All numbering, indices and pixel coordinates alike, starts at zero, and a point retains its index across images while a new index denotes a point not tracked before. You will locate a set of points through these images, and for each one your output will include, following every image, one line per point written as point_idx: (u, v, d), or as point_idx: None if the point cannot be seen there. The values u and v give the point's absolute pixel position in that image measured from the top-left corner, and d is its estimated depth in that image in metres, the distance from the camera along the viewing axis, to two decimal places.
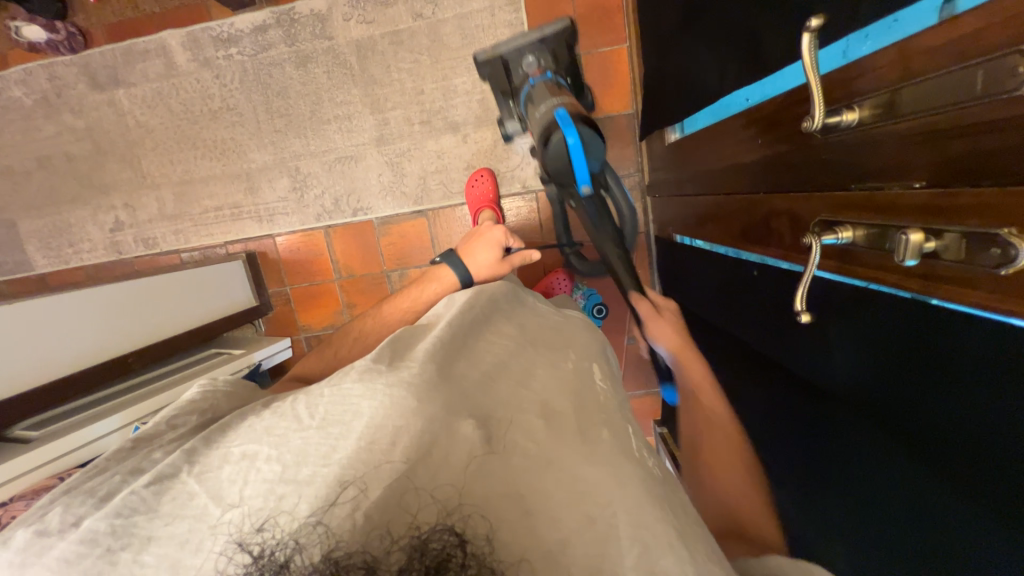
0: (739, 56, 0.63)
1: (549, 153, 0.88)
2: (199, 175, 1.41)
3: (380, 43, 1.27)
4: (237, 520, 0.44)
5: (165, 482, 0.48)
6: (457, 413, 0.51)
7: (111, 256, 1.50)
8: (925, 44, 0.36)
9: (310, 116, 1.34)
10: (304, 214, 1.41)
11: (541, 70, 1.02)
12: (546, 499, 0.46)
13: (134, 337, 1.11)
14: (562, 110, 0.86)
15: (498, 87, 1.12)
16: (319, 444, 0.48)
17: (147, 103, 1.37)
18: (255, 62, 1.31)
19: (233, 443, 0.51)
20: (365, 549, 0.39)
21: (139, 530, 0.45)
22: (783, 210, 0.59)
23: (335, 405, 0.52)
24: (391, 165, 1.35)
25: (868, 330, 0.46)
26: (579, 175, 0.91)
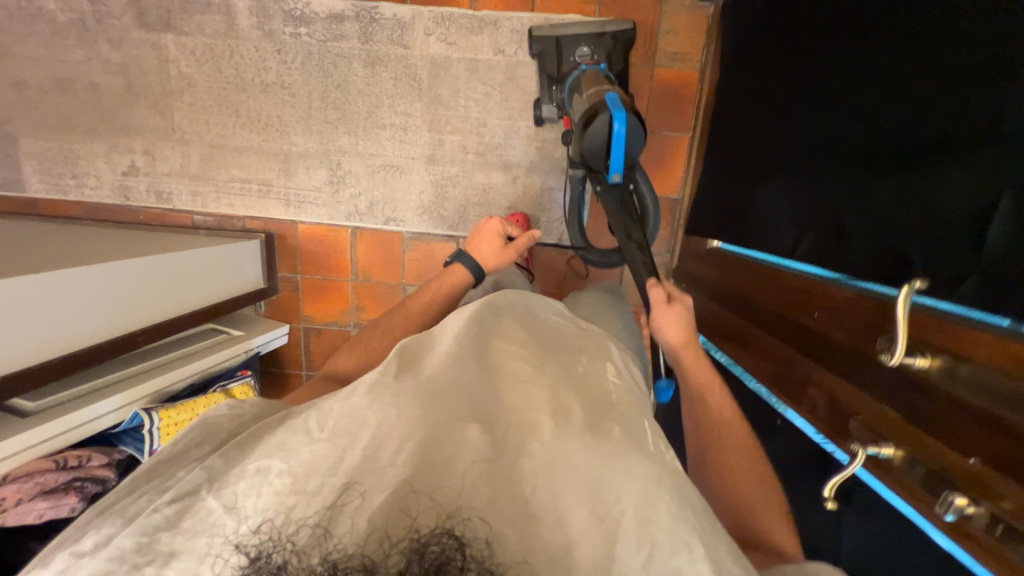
0: (817, 228, 0.69)
1: (595, 130, 0.90)
2: (234, 144, 1.35)
3: (455, 67, 1.26)
4: (244, 522, 0.44)
5: (186, 499, 0.46)
6: (459, 420, 0.53)
7: (115, 199, 1.41)
8: (1004, 346, 0.43)
9: (365, 117, 1.31)
10: (334, 209, 1.38)
11: (594, 61, 1.10)
12: (546, 505, 0.47)
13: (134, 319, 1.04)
14: (614, 96, 0.90)
15: (546, 70, 1.17)
16: (328, 453, 0.48)
17: (196, 57, 1.30)
18: (323, 48, 1.27)
19: (249, 459, 0.49)
20: (363, 552, 0.40)
21: (162, 547, 0.43)
22: (825, 386, 0.65)
23: (344, 416, 0.52)
24: (435, 186, 1.35)
25: (895, 539, 0.52)
26: (614, 164, 0.93)
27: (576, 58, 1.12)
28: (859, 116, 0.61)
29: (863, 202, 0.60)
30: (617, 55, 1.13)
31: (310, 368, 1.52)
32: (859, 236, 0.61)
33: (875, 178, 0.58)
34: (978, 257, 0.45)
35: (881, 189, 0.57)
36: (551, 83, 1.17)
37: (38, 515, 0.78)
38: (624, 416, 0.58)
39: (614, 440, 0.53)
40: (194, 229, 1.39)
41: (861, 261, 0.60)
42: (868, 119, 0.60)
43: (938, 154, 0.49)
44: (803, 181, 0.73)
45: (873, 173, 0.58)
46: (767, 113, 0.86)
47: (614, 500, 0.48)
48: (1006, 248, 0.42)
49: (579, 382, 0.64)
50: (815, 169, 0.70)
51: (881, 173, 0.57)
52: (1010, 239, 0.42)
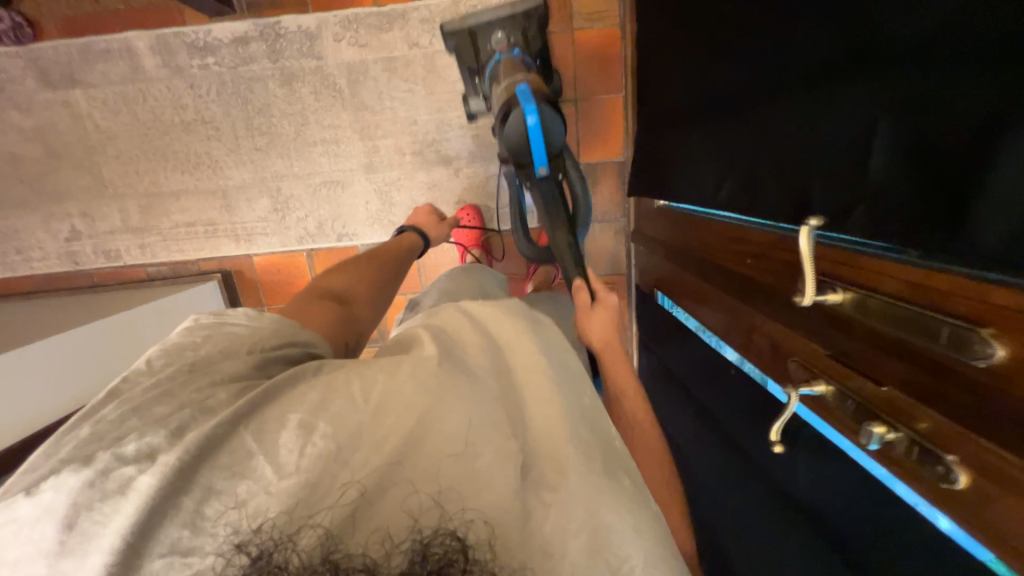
0: (749, 152, 0.64)
1: (512, 125, 0.87)
2: (170, 189, 1.32)
3: (373, 69, 1.23)
4: (267, 495, 0.40)
5: (233, 431, 0.43)
6: (498, 424, 0.47)
7: (65, 266, 1.39)
8: (903, 271, 0.42)
9: (294, 138, 1.28)
10: (284, 235, 1.37)
11: (508, 47, 1.03)
12: (552, 522, 0.43)
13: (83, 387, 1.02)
14: (524, 87, 0.88)
15: (466, 63, 1.10)
16: (373, 431, 0.44)
17: (109, 107, 1.25)
18: (235, 75, 1.23)
19: (291, 408, 0.45)
20: (365, 551, 0.38)
21: (198, 481, 0.40)
22: (766, 332, 0.65)
23: (396, 395, 0.47)
24: (379, 194, 1.33)
25: (842, 479, 0.53)
26: (536, 156, 0.91)
27: (492, 45, 1.06)
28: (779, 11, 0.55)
29: (795, 107, 0.53)
30: (533, 36, 1.07)
31: None
32: (778, 167, 0.58)
33: (807, 72, 0.51)
34: (926, 133, 0.38)
35: (790, 126, 0.55)
36: (474, 77, 1.12)
37: None
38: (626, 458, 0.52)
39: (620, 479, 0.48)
40: (151, 281, 1.38)
41: (799, 176, 0.54)
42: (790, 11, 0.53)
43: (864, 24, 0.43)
44: (726, 111, 0.69)
45: (802, 68, 0.52)
46: (685, 55, 0.83)
47: (621, 553, 0.43)
48: (954, 111, 0.35)
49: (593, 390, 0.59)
50: (742, 85, 0.64)
51: (812, 66, 0.50)
52: (956, 94, 0.35)
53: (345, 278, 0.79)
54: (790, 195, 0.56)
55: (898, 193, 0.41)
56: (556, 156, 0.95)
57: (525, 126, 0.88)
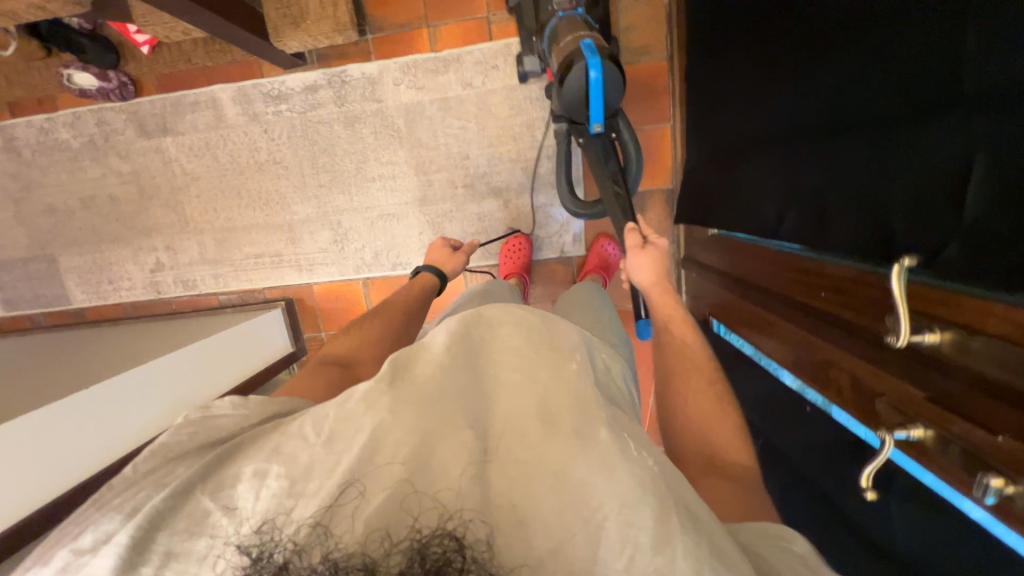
0: (813, 168, 0.64)
1: (575, 79, 0.84)
2: (242, 224, 1.44)
3: (429, 109, 1.30)
4: (242, 527, 0.43)
5: (185, 493, 0.46)
6: (454, 428, 0.50)
7: (149, 295, 1.52)
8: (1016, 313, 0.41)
9: (355, 175, 1.36)
10: (343, 265, 1.44)
11: (572, 6, 0.95)
12: (539, 506, 0.44)
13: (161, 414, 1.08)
14: (587, 41, 0.85)
15: (525, 23, 1.08)
16: (325, 460, 0.46)
17: (194, 152, 1.39)
18: (304, 119, 1.34)
19: (245, 460, 0.48)
20: (364, 551, 0.39)
21: (158, 547, 0.43)
22: (844, 368, 0.62)
23: (339, 420, 0.50)
24: (432, 225, 1.38)
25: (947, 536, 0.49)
26: (594, 114, 0.89)
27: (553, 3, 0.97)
28: (847, 30, 0.56)
29: (864, 124, 0.54)
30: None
31: None
32: (847, 195, 0.58)
33: (879, 90, 0.52)
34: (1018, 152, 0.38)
35: (857, 156, 0.55)
36: (531, 35, 1.09)
37: None
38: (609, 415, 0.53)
39: (594, 438, 0.49)
40: (222, 309, 1.48)
41: (869, 194, 0.55)
42: (861, 28, 0.54)
43: (953, 44, 0.43)
44: (786, 134, 0.69)
45: (876, 82, 0.52)
46: (737, 83, 0.84)
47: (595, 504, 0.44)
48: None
49: (563, 368, 0.59)
50: (801, 102, 0.65)
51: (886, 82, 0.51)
52: None
53: (353, 341, 0.83)
54: (857, 211, 0.57)
55: (977, 207, 0.42)
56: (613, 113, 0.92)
57: (586, 83, 0.85)
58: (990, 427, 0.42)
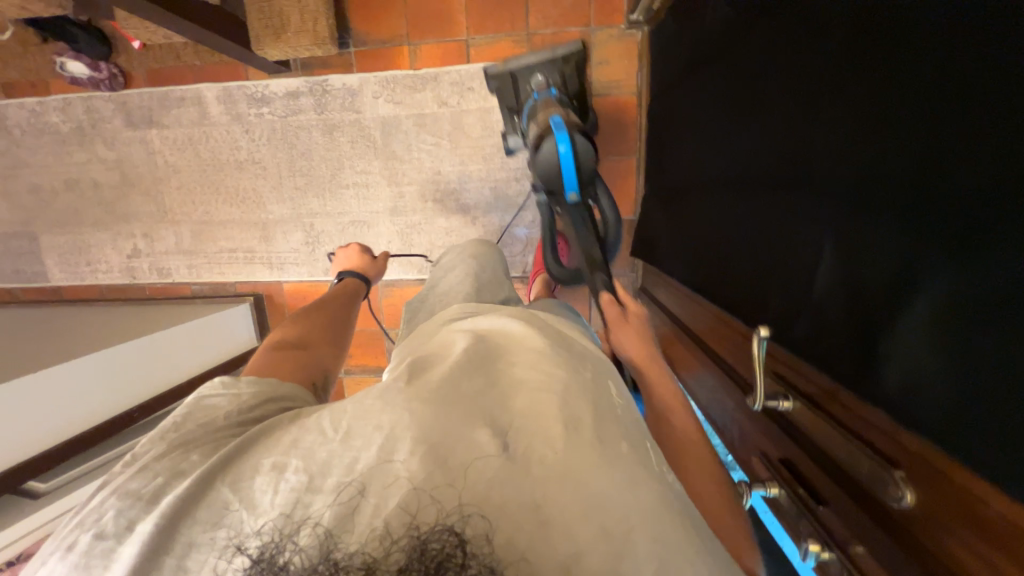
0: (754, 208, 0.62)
1: (546, 151, 0.88)
2: (219, 218, 1.48)
3: (405, 123, 1.34)
4: (249, 520, 0.43)
5: (202, 486, 0.46)
6: (470, 424, 0.47)
7: (125, 279, 1.56)
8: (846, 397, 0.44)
9: (330, 180, 1.41)
10: (313, 266, 1.48)
11: (546, 87, 1.07)
12: (562, 509, 0.42)
13: (130, 392, 1.09)
14: (556, 118, 0.89)
15: (505, 104, 1.17)
16: (342, 456, 0.45)
17: (177, 146, 1.43)
18: (284, 123, 1.38)
19: (264, 452, 0.47)
20: (365, 548, 0.40)
21: (180, 537, 0.43)
22: (734, 421, 0.66)
23: (358, 415, 0.48)
24: (401, 235, 1.42)
25: None
26: (568, 182, 0.90)
27: (530, 86, 1.10)
28: (787, 66, 0.55)
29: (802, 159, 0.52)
30: (572, 77, 1.12)
31: None
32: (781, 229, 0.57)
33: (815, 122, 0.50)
34: (939, 169, 0.36)
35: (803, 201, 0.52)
36: (512, 115, 1.18)
37: None
38: (627, 428, 0.52)
39: (616, 450, 0.47)
40: (193, 299, 1.52)
41: (802, 233, 0.52)
42: (798, 62, 0.53)
43: (875, 67, 0.42)
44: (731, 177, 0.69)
45: (812, 115, 0.51)
46: (692, 130, 0.86)
47: (619, 517, 0.42)
48: (968, 151, 0.34)
49: (588, 378, 0.57)
50: (750, 141, 0.64)
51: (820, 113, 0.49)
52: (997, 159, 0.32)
53: (301, 329, 0.79)
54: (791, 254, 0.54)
55: (891, 240, 0.40)
56: (589, 182, 0.93)
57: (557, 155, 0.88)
58: (830, 503, 0.45)
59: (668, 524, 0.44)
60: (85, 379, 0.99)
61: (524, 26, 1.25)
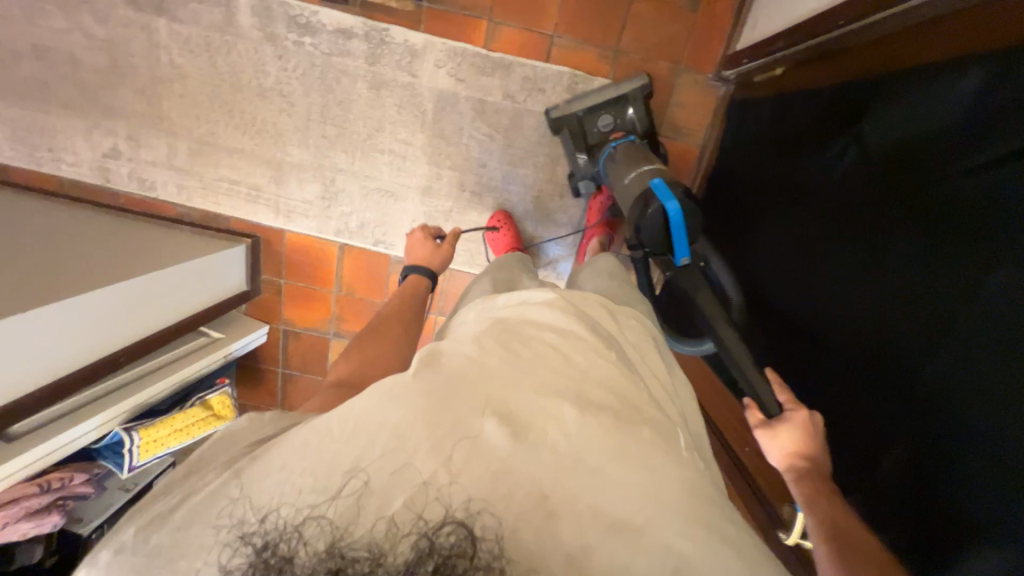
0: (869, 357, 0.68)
1: (648, 224, 0.82)
2: (225, 144, 1.31)
3: (462, 104, 1.24)
4: (241, 515, 0.45)
5: (214, 492, 0.47)
6: (478, 412, 0.51)
7: (95, 180, 1.36)
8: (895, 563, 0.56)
9: (364, 140, 1.29)
10: (324, 223, 1.38)
11: (621, 133, 1.13)
12: (573, 505, 0.48)
13: (108, 338, 1.00)
14: (657, 180, 0.83)
15: (570, 145, 1.19)
16: (350, 451, 0.48)
17: (190, 47, 1.23)
18: (326, 61, 1.22)
19: (273, 454, 0.49)
20: (372, 544, 0.43)
21: (192, 541, 0.44)
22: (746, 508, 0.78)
23: (362, 414, 0.50)
24: (428, 217, 1.35)
25: None
26: (679, 248, 0.83)
27: (600, 130, 1.16)
28: (939, 254, 0.58)
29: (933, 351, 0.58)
30: (642, 116, 1.14)
31: (286, 368, 1.56)
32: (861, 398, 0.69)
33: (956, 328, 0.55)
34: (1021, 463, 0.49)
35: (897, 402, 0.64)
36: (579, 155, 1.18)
37: (22, 534, 0.89)
38: (650, 417, 0.58)
39: (636, 443, 0.52)
40: (179, 223, 1.37)
41: (910, 415, 0.62)
42: (934, 269, 0.58)
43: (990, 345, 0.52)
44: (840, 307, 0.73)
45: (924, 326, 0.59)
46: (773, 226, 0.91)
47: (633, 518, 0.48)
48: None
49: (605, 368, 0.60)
50: (871, 291, 0.68)
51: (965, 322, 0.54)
52: None
53: (353, 360, 0.79)
54: (906, 416, 0.62)
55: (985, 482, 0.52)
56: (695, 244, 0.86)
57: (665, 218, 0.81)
58: None
59: (690, 504, 0.50)
60: (61, 324, 0.89)
61: (614, 40, 1.18)
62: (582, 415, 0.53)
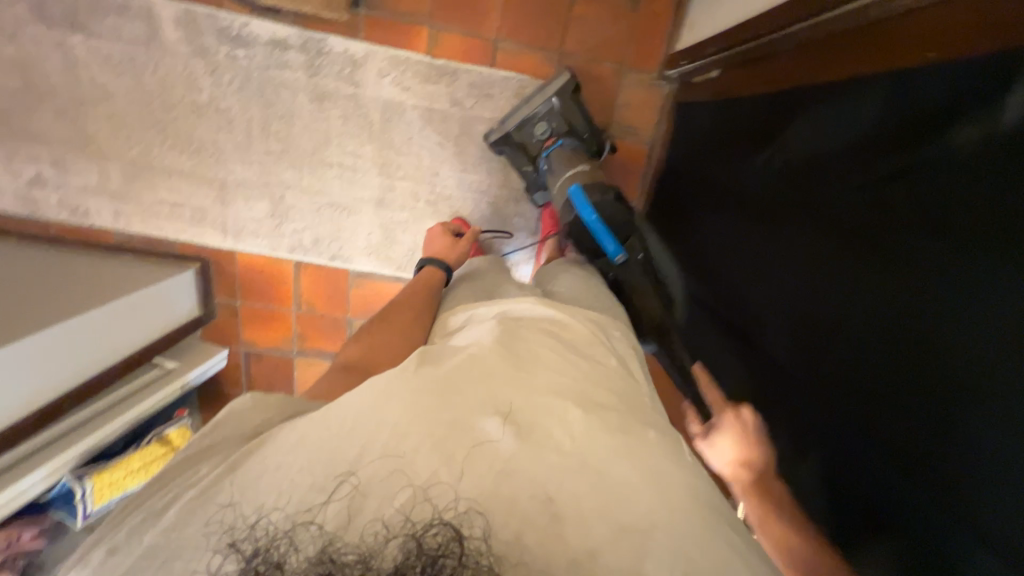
0: (796, 360, 0.67)
1: (582, 234, 1.01)
2: (161, 165, 1.25)
3: (409, 113, 1.22)
4: (234, 518, 0.46)
5: (208, 493, 0.48)
6: (481, 411, 0.53)
7: (19, 209, 1.27)
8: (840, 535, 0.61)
9: (310, 154, 1.25)
10: (276, 241, 1.34)
11: (553, 140, 1.12)
12: (573, 501, 0.48)
13: (48, 383, 0.95)
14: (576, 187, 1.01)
15: (518, 164, 1.20)
16: (350, 450, 0.49)
17: (112, 65, 1.16)
18: (263, 75, 1.18)
19: (270, 453, 0.51)
20: (361, 543, 0.43)
21: (183, 547, 0.44)
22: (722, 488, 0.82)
23: (362, 414, 0.52)
24: (384, 229, 1.33)
25: None
26: (608, 246, 0.97)
27: (537, 139, 1.14)
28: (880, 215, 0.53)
29: (873, 317, 0.54)
30: (575, 116, 1.13)
31: (250, 391, 1.52)
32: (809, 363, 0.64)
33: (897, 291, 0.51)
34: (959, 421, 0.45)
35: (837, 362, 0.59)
36: (528, 171, 1.20)
37: None
38: (649, 417, 0.61)
39: (639, 436, 0.56)
40: (120, 250, 1.30)
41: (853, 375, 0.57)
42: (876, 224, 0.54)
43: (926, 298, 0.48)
44: (772, 309, 0.72)
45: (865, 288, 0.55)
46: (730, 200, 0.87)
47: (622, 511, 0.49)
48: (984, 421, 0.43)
49: (600, 372, 0.65)
50: (816, 258, 0.63)
51: (881, 318, 0.53)
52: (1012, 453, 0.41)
53: (360, 350, 0.83)
54: (848, 385, 0.58)
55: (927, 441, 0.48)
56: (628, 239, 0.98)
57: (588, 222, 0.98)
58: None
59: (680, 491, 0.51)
60: None
61: (558, 42, 1.17)
62: (586, 412, 0.56)
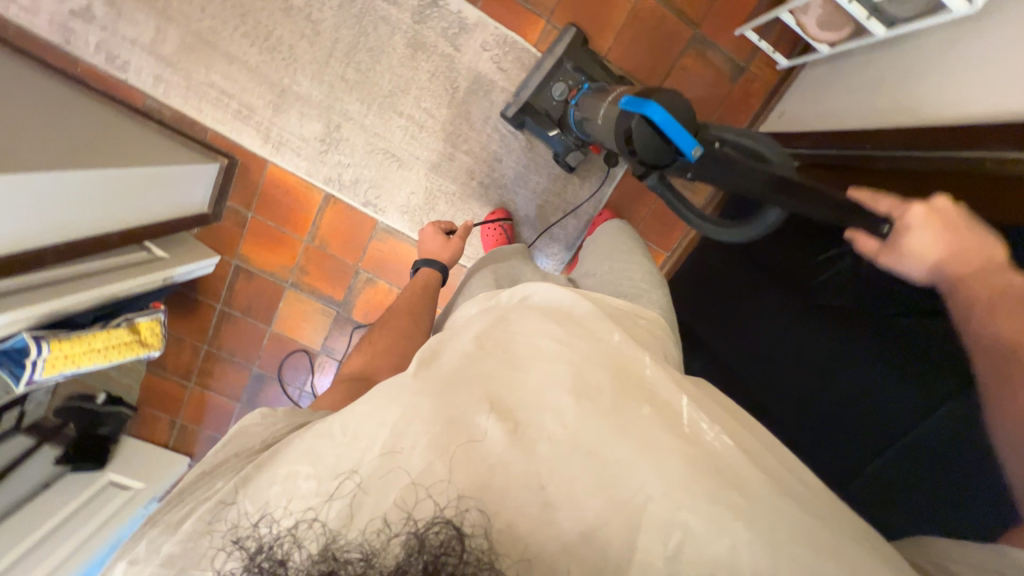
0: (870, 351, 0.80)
1: (640, 137, 0.66)
2: (226, 48, 1.17)
3: (496, 94, 1.22)
4: (241, 525, 0.46)
5: (219, 505, 0.48)
6: (474, 406, 0.50)
7: (49, 35, 1.14)
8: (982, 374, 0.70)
9: (384, 96, 1.21)
10: (315, 167, 1.27)
11: (573, 91, 1.10)
12: (569, 495, 0.47)
13: (45, 226, 0.87)
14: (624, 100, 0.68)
15: (543, 130, 1.18)
16: (350, 454, 0.47)
17: None
18: (369, 3, 1.14)
19: (278, 461, 0.49)
20: (365, 542, 0.43)
21: (198, 555, 0.46)
22: None
23: (363, 417, 0.49)
24: (427, 193, 1.30)
25: None
26: (682, 143, 0.62)
27: (557, 95, 1.12)
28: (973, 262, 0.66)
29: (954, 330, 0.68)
30: (593, 66, 1.12)
31: (227, 306, 1.43)
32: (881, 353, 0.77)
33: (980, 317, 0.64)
34: None
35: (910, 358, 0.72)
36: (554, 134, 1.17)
37: None
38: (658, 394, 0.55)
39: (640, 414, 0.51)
40: (146, 118, 1.20)
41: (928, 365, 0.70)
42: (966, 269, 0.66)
43: None
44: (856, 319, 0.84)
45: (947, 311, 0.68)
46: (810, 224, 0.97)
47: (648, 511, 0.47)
48: None
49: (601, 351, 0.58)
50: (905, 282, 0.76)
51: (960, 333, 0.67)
52: None
53: (359, 360, 0.80)
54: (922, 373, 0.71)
55: None
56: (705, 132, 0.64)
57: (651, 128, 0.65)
58: None
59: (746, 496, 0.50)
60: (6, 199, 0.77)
61: (658, 83, 1.21)
62: (575, 398, 0.51)
